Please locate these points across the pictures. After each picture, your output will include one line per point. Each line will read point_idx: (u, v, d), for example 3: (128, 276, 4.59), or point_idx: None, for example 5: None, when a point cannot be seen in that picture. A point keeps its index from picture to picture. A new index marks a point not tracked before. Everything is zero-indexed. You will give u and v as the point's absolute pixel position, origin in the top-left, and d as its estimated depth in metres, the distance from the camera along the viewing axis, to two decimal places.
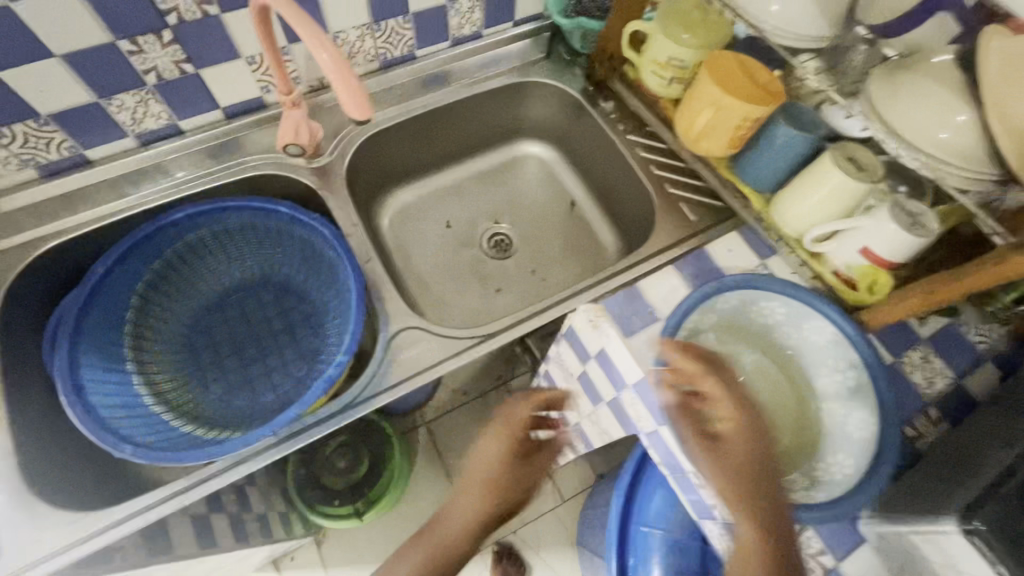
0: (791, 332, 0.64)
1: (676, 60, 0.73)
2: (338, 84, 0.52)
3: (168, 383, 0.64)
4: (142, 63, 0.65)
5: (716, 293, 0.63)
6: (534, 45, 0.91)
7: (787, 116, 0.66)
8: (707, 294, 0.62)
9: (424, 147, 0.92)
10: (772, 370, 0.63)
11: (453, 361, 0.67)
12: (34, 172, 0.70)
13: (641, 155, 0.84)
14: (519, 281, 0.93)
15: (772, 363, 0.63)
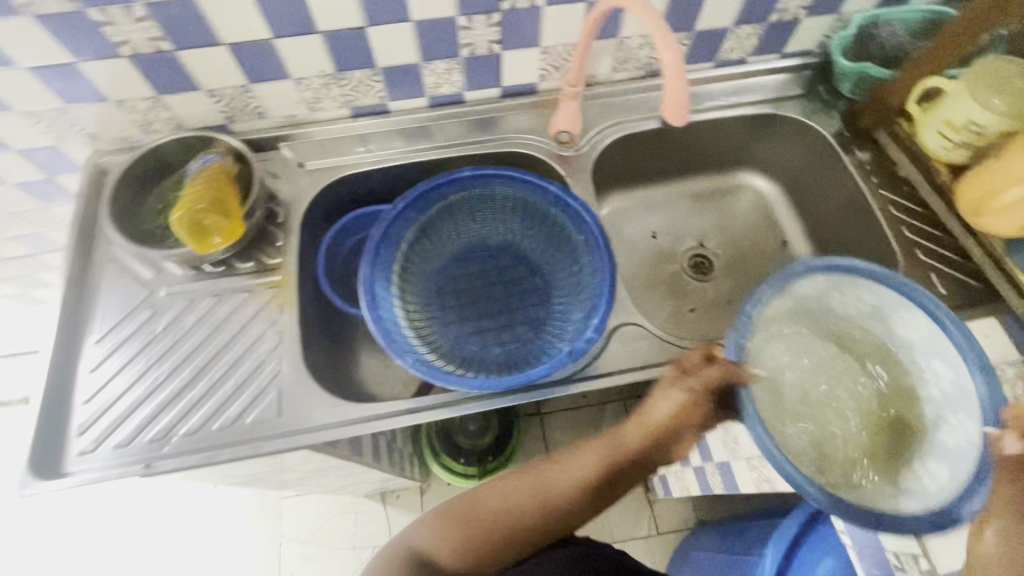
0: (915, 358, 0.59)
1: (975, 125, 0.69)
2: (669, 88, 0.57)
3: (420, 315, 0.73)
4: (466, 37, 0.74)
5: (800, 272, 0.60)
6: (794, 80, 0.90)
7: None
8: (790, 272, 0.60)
9: (657, 157, 0.94)
10: None
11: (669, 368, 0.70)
12: (347, 111, 0.82)
13: (892, 213, 0.80)
14: (714, 308, 0.92)
15: (920, 420, 0.58)
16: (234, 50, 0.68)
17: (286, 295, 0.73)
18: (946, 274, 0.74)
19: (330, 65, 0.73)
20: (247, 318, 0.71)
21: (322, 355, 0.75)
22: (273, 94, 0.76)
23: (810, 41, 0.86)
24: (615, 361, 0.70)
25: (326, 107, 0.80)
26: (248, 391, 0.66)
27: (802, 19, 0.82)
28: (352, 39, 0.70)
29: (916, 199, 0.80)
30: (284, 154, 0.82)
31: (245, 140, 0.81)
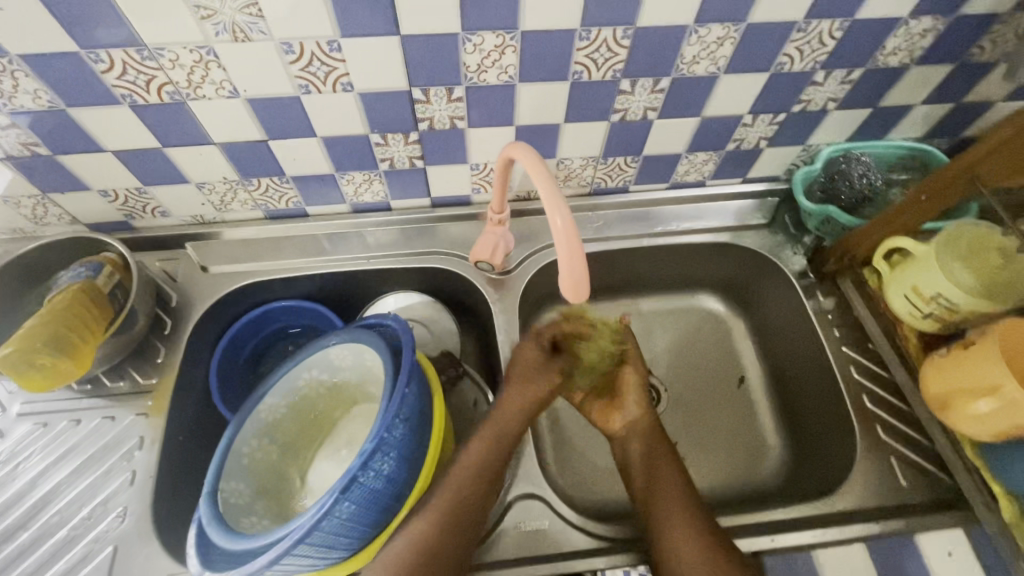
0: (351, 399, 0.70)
1: (943, 300, 0.60)
2: (563, 255, 0.50)
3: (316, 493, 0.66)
4: (382, 153, 0.67)
5: (303, 356, 0.67)
6: (758, 207, 0.82)
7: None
8: (309, 352, 0.67)
9: (605, 275, 0.86)
10: None
11: (555, 561, 0.60)
12: (260, 214, 0.75)
13: (853, 376, 0.70)
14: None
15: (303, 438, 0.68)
16: (120, 156, 0.63)
17: (155, 425, 0.65)
18: (908, 459, 0.65)
19: (233, 171, 0.67)
20: (104, 446, 0.64)
21: (193, 493, 0.67)
22: (173, 196, 0.70)
23: (774, 169, 0.78)
24: (508, 549, 0.60)
25: (235, 209, 0.74)
26: (82, 543, 0.59)
27: (764, 149, 0.74)
28: (254, 150, 0.64)
29: (881, 362, 0.70)
30: (189, 255, 0.76)
31: (146, 237, 0.75)
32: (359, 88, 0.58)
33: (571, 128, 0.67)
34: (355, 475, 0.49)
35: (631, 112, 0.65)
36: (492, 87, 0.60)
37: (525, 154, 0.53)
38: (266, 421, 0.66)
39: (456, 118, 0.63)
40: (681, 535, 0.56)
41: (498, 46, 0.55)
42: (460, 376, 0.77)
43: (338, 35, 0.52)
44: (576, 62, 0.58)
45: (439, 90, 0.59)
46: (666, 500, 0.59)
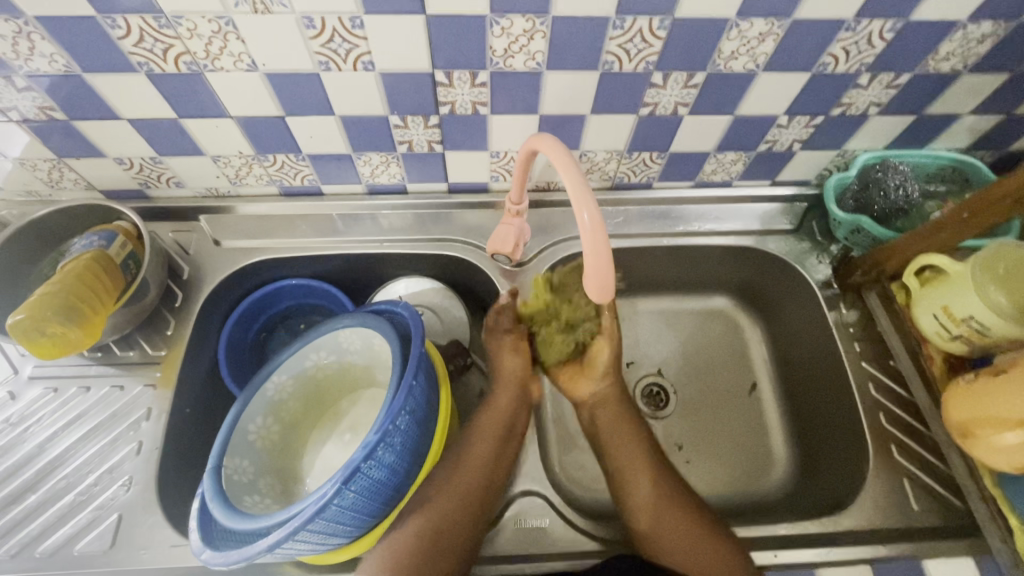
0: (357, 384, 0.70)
1: (975, 323, 0.58)
2: (588, 248, 0.48)
3: (318, 474, 0.67)
4: (401, 136, 0.65)
5: (312, 339, 0.66)
6: (785, 211, 0.79)
7: None
8: (319, 334, 0.66)
9: (621, 271, 0.83)
10: None
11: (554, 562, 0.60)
12: (276, 190, 0.74)
13: (871, 393, 0.68)
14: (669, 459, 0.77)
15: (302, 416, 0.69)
16: (135, 125, 0.61)
17: (162, 397, 0.65)
18: (922, 483, 0.63)
19: (249, 146, 0.66)
20: (113, 415, 0.64)
21: (197, 465, 0.67)
22: (188, 168, 0.69)
23: (805, 172, 0.75)
24: (509, 545, 0.60)
25: (251, 185, 0.72)
26: (88, 509, 0.59)
27: (797, 152, 0.71)
28: (271, 126, 0.63)
29: (902, 381, 0.68)
30: (202, 228, 0.75)
31: (161, 208, 0.74)
32: (381, 68, 0.56)
33: (597, 120, 0.64)
34: (356, 467, 0.48)
35: (661, 106, 0.63)
36: (518, 74, 0.57)
37: (552, 147, 0.50)
38: (274, 400, 0.66)
39: (480, 103, 0.61)
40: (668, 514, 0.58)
41: (527, 31, 0.53)
42: (468, 366, 0.77)
43: (361, 11, 0.50)
44: (608, 52, 0.55)
45: (463, 74, 0.57)
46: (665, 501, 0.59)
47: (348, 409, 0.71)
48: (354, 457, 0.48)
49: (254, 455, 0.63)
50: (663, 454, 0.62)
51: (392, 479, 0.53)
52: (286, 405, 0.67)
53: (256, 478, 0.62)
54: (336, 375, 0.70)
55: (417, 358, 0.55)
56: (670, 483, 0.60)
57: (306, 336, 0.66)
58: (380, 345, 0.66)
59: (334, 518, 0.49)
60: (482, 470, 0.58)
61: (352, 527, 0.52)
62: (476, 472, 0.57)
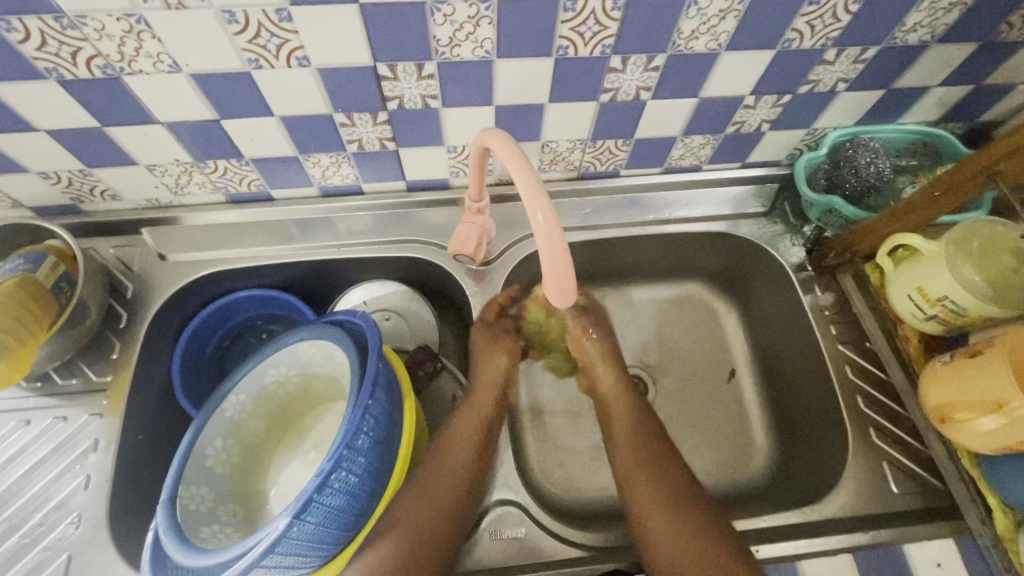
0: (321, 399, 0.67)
1: (950, 303, 0.56)
2: (546, 251, 0.45)
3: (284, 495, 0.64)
4: (350, 134, 0.61)
5: (269, 355, 0.63)
6: (757, 193, 0.77)
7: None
8: (275, 349, 0.62)
9: (593, 263, 0.81)
10: None
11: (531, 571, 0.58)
12: (222, 197, 0.69)
13: (849, 376, 0.67)
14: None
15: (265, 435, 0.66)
16: (55, 136, 0.56)
17: (111, 426, 0.61)
18: (901, 465, 0.62)
19: (185, 152, 0.61)
20: (58, 448, 0.60)
21: (154, 493, 0.64)
22: (122, 179, 0.64)
23: (776, 153, 0.73)
24: (485, 557, 0.58)
25: (193, 193, 0.68)
26: (35, 551, 0.56)
27: (766, 132, 0.68)
28: (205, 130, 0.58)
29: (879, 363, 0.67)
30: (145, 241, 0.71)
31: (99, 223, 0.69)
32: (317, 63, 0.51)
33: (556, 109, 0.61)
34: (313, 494, 0.45)
35: (623, 91, 0.59)
36: (467, 64, 0.53)
37: (502, 144, 0.47)
38: (232, 420, 0.62)
39: (429, 97, 0.57)
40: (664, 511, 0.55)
41: (472, 18, 0.49)
42: (439, 370, 0.74)
43: (286, 3, 0.46)
44: (561, 36, 0.52)
45: (407, 66, 0.53)
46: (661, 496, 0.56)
47: (314, 425, 0.68)
48: (308, 485, 0.45)
49: (212, 481, 0.59)
50: (660, 447, 0.60)
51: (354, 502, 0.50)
52: (245, 426, 0.64)
53: (216, 505, 0.59)
54: (298, 390, 0.67)
55: (374, 371, 0.52)
56: (672, 477, 0.57)
57: (262, 352, 0.62)
58: (340, 357, 0.63)
59: (293, 549, 0.46)
60: (453, 480, 0.55)
61: (315, 555, 0.50)
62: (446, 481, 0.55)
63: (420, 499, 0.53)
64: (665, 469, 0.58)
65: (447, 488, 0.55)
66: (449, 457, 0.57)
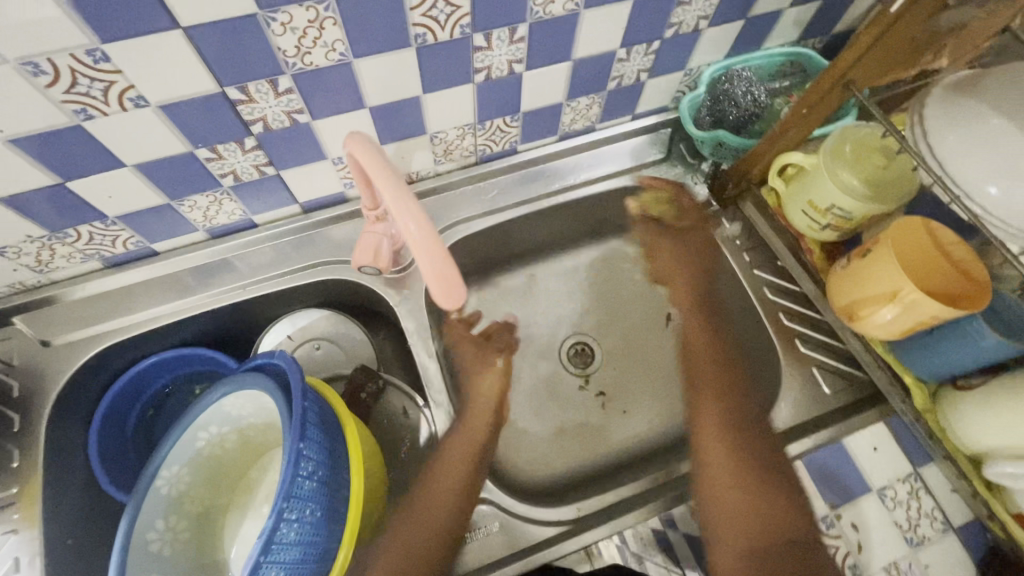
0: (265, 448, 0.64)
1: (838, 210, 0.60)
2: (424, 252, 0.45)
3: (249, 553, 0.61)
4: (220, 168, 0.57)
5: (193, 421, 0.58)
6: (653, 141, 0.78)
7: (948, 331, 0.54)
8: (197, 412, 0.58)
9: (511, 243, 0.81)
10: None
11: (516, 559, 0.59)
12: (97, 264, 0.63)
13: (768, 297, 0.71)
14: (615, 413, 0.78)
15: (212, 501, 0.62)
16: None
17: (31, 539, 0.56)
18: (830, 367, 0.67)
19: (36, 226, 0.54)
20: None
21: None
22: None
23: (661, 99, 0.74)
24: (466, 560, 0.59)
25: (62, 267, 0.61)
26: None
27: (645, 81, 0.69)
28: (52, 197, 0.52)
29: (791, 278, 0.71)
30: (19, 330, 0.63)
31: None
32: (157, 100, 0.47)
33: (433, 98, 0.59)
34: (261, 553, 0.44)
35: (495, 68, 0.58)
36: (322, 70, 0.50)
37: (364, 152, 0.47)
38: (170, 496, 0.58)
39: (294, 112, 0.53)
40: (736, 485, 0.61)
41: (313, 22, 0.45)
42: (382, 388, 0.71)
43: (97, 42, 0.41)
44: (415, 25, 0.49)
45: (260, 84, 0.49)
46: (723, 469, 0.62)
47: (265, 474, 0.65)
48: (254, 550, 0.43)
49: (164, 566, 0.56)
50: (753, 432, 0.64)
51: (310, 549, 0.48)
52: (185, 499, 0.60)
53: None
54: (237, 444, 0.63)
55: (301, 411, 0.49)
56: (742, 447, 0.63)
57: (184, 419, 0.57)
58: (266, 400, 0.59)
59: None
60: (455, 483, 0.62)
61: None
62: (449, 485, 0.62)
63: (427, 502, 0.61)
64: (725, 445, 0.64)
65: (459, 473, 0.63)
66: (441, 480, 0.62)
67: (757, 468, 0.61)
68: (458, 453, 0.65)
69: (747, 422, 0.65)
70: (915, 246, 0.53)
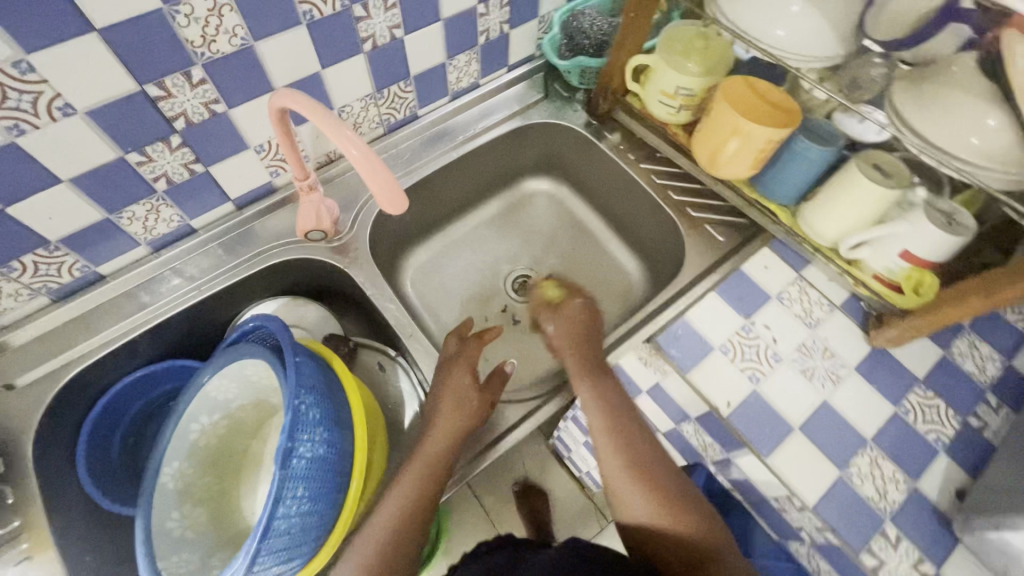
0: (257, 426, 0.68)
1: (684, 89, 0.73)
2: (364, 171, 0.51)
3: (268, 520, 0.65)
4: (152, 171, 0.61)
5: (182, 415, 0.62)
6: (531, 85, 0.91)
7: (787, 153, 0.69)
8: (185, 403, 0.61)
9: (434, 204, 0.91)
10: (803, 382, 0.67)
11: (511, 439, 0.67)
12: (46, 298, 0.65)
13: (657, 182, 0.84)
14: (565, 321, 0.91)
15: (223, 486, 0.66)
16: None
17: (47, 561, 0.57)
18: (718, 221, 0.81)
19: None
20: None
21: None
22: None
23: (527, 46, 0.87)
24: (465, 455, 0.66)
25: (11, 307, 0.62)
26: None
27: (509, 32, 0.82)
28: None
29: (670, 163, 0.85)
30: None
31: None
32: (83, 106, 0.52)
33: (333, 72, 0.67)
34: (283, 477, 0.50)
35: (379, 35, 0.67)
36: (229, 57, 0.57)
37: (296, 101, 0.53)
38: (179, 486, 0.61)
39: (211, 103, 0.60)
40: (636, 497, 0.55)
41: (212, 10, 0.52)
42: (355, 349, 0.78)
43: (22, 54, 0.46)
44: (301, 3, 0.58)
45: (175, 78, 0.55)
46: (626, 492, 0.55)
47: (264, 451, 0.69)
48: (280, 445, 0.50)
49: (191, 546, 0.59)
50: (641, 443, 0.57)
51: (330, 448, 0.56)
52: (194, 487, 0.63)
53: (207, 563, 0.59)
54: (230, 428, 0.67)
55: (289, 335, 0.57)
56: (640, 458, 0.56)
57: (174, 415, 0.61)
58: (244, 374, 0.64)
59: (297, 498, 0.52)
60: (413, 502, 0.56)
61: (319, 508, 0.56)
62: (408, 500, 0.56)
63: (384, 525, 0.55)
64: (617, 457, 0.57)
65: (417, 502, 0.57)
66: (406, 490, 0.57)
67: (651, 480, 0.55)
68: (418, 470, 0.58)
69: (628, 433, 0.58)
70: (743, 94, 0.68)
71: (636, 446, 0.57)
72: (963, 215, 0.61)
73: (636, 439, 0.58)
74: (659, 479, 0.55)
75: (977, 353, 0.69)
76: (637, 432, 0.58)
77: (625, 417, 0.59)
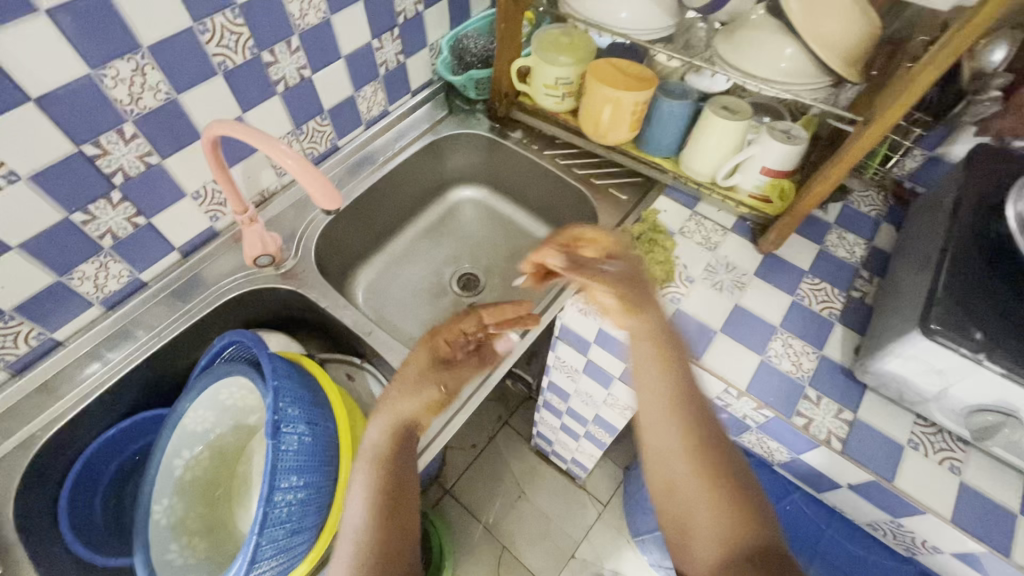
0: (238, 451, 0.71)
1: (562, 79, 0.86)
2: (303, 178, 0.59)
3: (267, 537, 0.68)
4: (97, 228, 0.66)
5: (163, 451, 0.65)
6: (435, 106, 1.02)
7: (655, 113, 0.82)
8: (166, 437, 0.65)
9: (370, 225, 0.98)
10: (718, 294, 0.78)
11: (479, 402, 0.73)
12: (5, 371, 0.66)
13: (561, 162, 0.96)
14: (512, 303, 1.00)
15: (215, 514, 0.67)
16: None
17: None
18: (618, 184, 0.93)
19: None
20: None
21: None
22: None
23: (423, 72, 0.98)
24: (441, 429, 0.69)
25: None
26: None
27: (405, 61, 0.93)
28: None
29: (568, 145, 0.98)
30: None
31: None
32: (26, 171, 0.57)
33: (253, 114, 0.75)
34: (275, 457, 0.53)
35: (290, 77, 0.76)
36: (156, 110, 0.64)
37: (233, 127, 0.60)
38: (173, 518, 0.63)
39: (146, 155, 0.66)
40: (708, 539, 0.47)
41: (136, 70, 0.60)
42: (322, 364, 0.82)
43: None
44: (215, 55, 0.66)
45: (110, 135, 0.61)
46: (694, 523, 0.49)
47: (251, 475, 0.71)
48: (269, 419, 0.55)
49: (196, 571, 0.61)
50: (720, 470, 0.50)
51: (315, 427, 0.60)
52: (188, 518, 0.64)
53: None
54: (215, 458, 0.70)
55: (258, 339, 0.62)
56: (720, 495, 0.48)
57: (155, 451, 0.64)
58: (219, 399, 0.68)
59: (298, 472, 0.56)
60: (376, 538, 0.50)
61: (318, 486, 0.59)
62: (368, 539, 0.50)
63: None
64: (681, 483, 0.50)
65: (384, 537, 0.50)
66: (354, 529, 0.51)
67: (721, 513, 0.48)
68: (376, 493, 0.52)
69: (705, 450, 0.51)
70: (608, 72, 0.81)
71: (710, 468, 0.50)
72: (796, 129, 0.76)
73: (720, 460, 0.50)
74: (735, 520, 0.48)
75: (846, 241, 0.83)
76: (716, 443, 0.51)
77: (705, 433, 0.52)
